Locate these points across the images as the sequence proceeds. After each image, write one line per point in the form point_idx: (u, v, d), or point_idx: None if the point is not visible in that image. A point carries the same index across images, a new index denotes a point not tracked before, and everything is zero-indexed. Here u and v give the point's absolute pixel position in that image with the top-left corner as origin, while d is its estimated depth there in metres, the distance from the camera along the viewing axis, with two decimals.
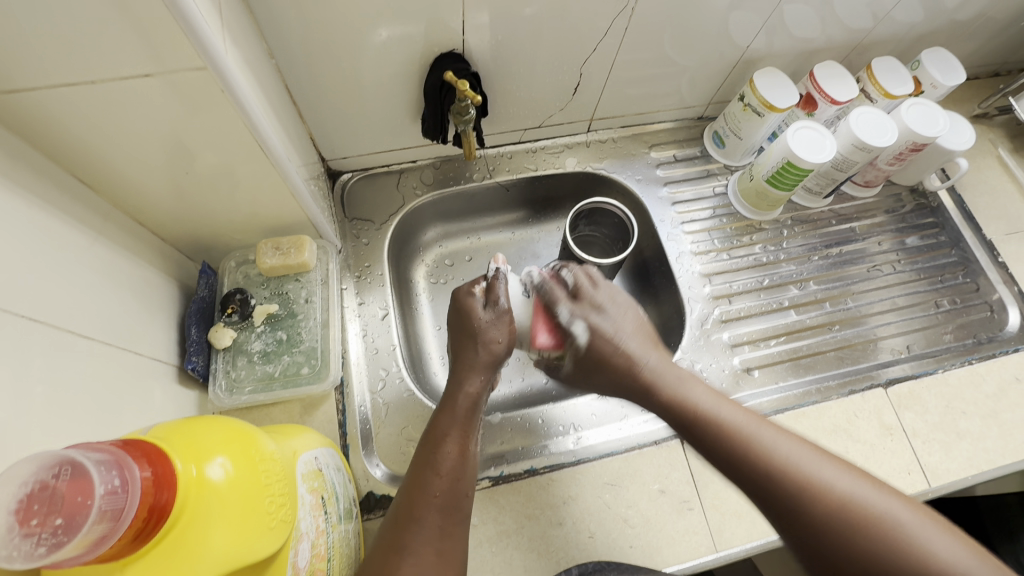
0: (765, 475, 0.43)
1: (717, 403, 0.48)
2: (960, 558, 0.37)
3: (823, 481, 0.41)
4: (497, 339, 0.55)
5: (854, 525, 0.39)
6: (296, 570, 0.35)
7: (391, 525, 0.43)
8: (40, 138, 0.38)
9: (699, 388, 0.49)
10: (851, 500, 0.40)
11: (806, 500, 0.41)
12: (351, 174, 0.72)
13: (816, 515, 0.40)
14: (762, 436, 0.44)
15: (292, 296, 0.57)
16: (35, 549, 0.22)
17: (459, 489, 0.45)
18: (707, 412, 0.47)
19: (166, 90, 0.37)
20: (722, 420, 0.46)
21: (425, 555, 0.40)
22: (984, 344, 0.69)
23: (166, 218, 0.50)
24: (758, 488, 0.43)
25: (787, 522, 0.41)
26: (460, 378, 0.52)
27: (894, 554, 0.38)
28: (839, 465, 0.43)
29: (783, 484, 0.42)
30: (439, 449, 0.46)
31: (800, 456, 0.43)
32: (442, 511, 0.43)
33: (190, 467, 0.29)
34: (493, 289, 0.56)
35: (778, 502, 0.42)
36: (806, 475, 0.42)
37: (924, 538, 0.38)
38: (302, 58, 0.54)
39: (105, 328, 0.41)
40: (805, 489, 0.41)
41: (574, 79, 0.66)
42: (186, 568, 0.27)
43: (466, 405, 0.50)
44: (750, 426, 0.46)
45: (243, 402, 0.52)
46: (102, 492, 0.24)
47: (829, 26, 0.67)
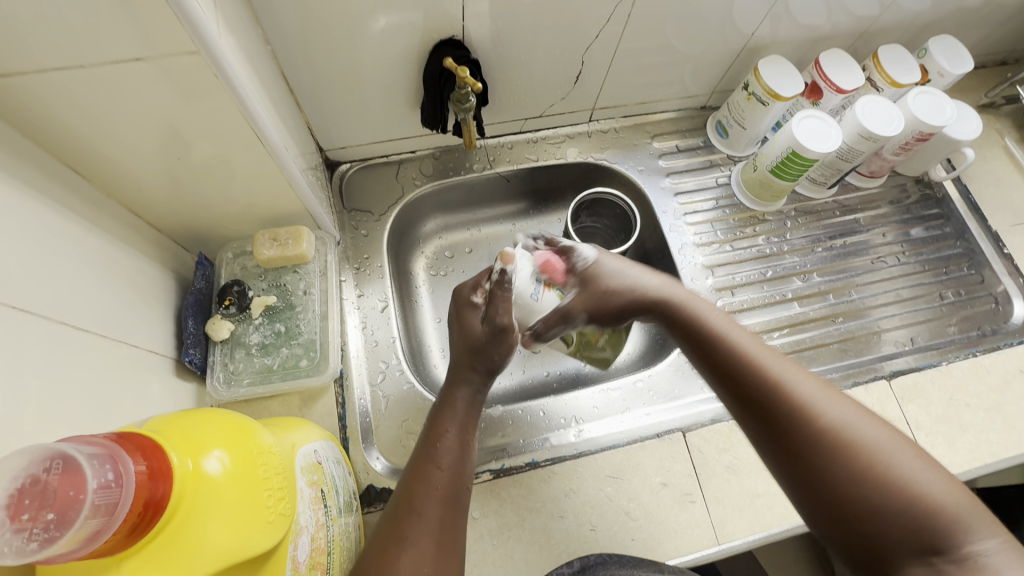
0: (759, 390, 0.43)
1: (726, 326, 0.48)
2: (952, 502, 0.36)
3: (817, 406, 0.41)
4: (495, 357, 0.51)
5: (843, 451, 0.39)
6: (296, 564, 0.34)
7: (391, 515, 0.42)
8: (30, 126, 0.37)
9: (714, 313, 0.50)
10: (847, 431, 0.39)
11: (796, 418, 0.41)
12: (349, 164, 0.71)
13: (801, 433, 0.40)
14: (766, 359, 0.44)
15: (290, 287, 0.57)
16: (26, 544, 0.22)
17: (459, 482, 0.44)
18: (713, 333, 0.48)
19: (158, 76, 0.36)
20: (727, 342, 0.47)
21: (423, 540, 0.40)
22: (988, 335, 0.68)
23: (162, 209, 0.49)
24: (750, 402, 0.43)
25: (774, 439, 0.42)
26: (456, 384, 0.51)
27: (877, 484, 0.37)
28: (842, 399, 0.42)
29: (776, 400, 0.42)
30: (439, 445, 0.45)
31: (799, 380, 0.43)
32: (443, 503, 0.42)
33: (186, 461, 0.28)
34: (503, 283, 0.50)
35: (768, 416, 0.42)
36: (799, 398, 0.41)
37: (916, 476, 0.37)
38: (299, 45, 0.53)
39: (100, 321, 0.41)
40: (796, 408, 0.41)
41: (576, 68, 0.65)
42: (183, 562, 0.27)
43: (464, 406, 0.49)
44: (757, 351, 0.45)
45: (242, 394, 0.52)
46: (95, 486, 0.24)
47: (836, 14, 0.66)
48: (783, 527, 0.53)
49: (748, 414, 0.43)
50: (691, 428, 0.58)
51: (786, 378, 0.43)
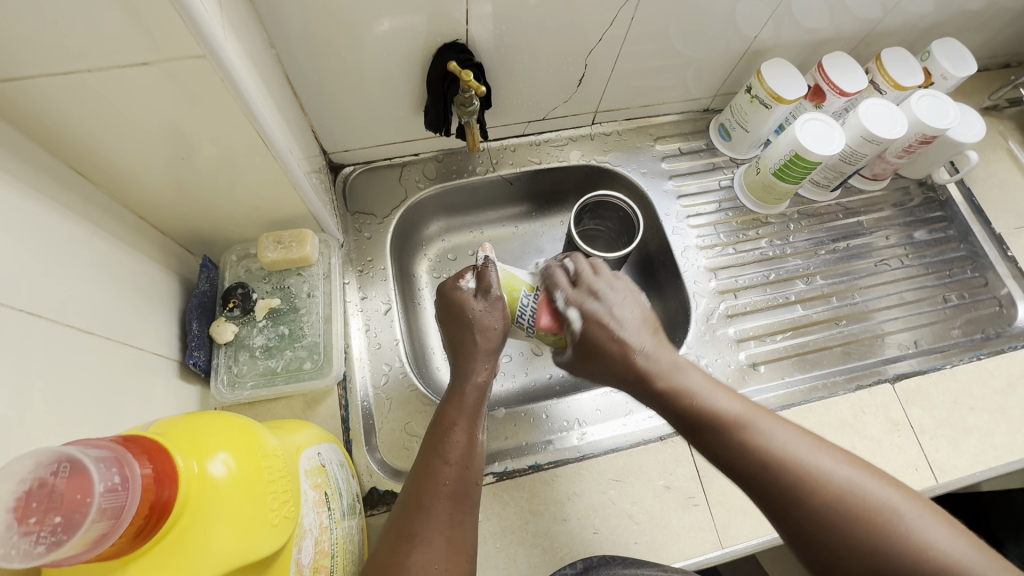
0: (761, 468, 0.41)
1: (716, 395, 0.46)
2: (961, 552, 0.37)
3: (821, 475, 0.40)
4: (493, 326, 0.54)
5: (852, 518, 0.38)
6: (300, 567, 0.34)
7: (399, 515, 0.42)
8: (35, 129, 0.37)
9: (700, 379, 0.48)
10: (852, 492, 0.39)
11: (803, 495, 0.40)
12: (352, 167, 0.71)
13: (811, 511, 0.39)
14: (760, 429, 0.43)
15: (293, 290, 0.57)
16: (33, 548, 0.22)
17: (469, 476, 0.44)
18: (708, 409, 0.45)
19: (164, 80, 0.37)
20: (720, 411, 0.45)
21: (436, 546, 0.40)
22: (992, 338, 0.68)
23: (166, 211, 0.49)
24: (755, 482, 0.42)
25: (784, 517, 0.41)
26: (465, 368, 0.52)
27: (890, 542, 0.37)
28: (839, 458, 0.41)
29: (782, 481, 0.41)
30: (447, 435, 0.46)
31: (800, 449, 0.42)
32: (451, 499, 0.42)
33: (191, 464, 0.28)
34: (483, 278, 0.55)
35: (775, 495, 0.41)
36: (804, 471, 0.40)
37: (923, 532, 0.38)
38: (304, 49, 0.53)
39: (105, 323, 0.41)
40: (802, 485, 0.40)
41: (578, 71, 0.65)
42: (188, 565, 0.27)
43: (472, 394, 0.50)
44: (748, 416, 0.44)
45: (245, 397, 0.52)
46: (102, 490, 0.24)
47: (838, 17, 0.66)
48: None
49: (752, 487, 0.42)
50: None
51: (789, 452, 0.41)
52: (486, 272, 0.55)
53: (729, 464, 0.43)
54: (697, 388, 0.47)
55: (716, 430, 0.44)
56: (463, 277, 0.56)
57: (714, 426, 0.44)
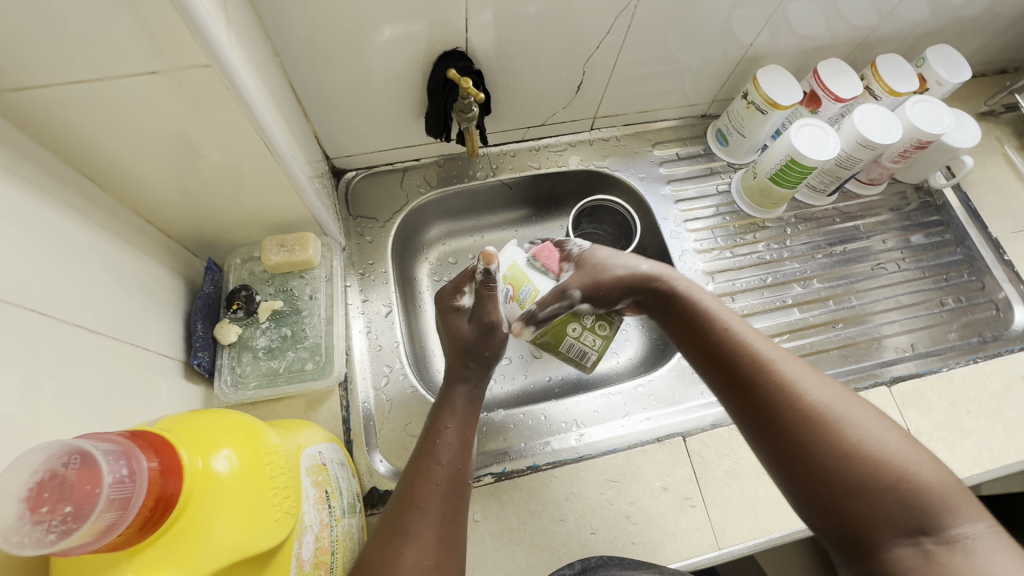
0: (747, 374, 0.44)
1: (719, 309, 0.49)
2: (941, 483, 0.37)
3: (799, 386, 0.42)
4: (484, 355, 0.53)
5: (827, 429, 0.39)
6: (300, 562, 0.35)
7: (395, 509, 0.43)
8: (47, 134, 0.39)
9: (708, 294, 0.50)
10: (832, 408, 0.40)
11: (777, 399, 0.42)
12: (355, 172, 0.73)
13: (787, 414, 0.41)
14: (753, 341, 0.45)
15: (296, 292, 0.58)
16: (45, 536, 0.23)
17: (460, 477, 0.45)
18: (705, 316, 0.48)
19: (173, 87, 0.38)
20: (724, 321, 0.48)
21: (428, 544, 0.41)
22: (989, 342, 0.68)
23: (173, 215, 0.51)
24: (737, 383, 0.44)
25: (757, 419, 0.43)
26: (454, 376, 0.53)
27: (862, 457, 0.38)
28: (829, 381, 0.43)
29: (760, 385, 0.43)
30: (442, 436, 0.47)
31: (786, 363, 0.43)
32: (444, 497, 0.43)
33: (196, 458, 0.29)
34: (483, 303, 0.53)
35: (752, 397, 0.43)
36: (784, 379, 0.42)
37: (903, 455, 0.38)
38: (308, 56, 0.54)
39: (112, 323, 0.42)
40: (781, 395, 0.42)
41: (577, 78, 0.67)
42: (193, 556, 0.27)
43: (462, 402, 0.51)
44: (746, 333, 0.46)
45: (248, 397, 0.53)
46: (110, 481, 0.25)
47: (833, 24, 0.67)
48: (783, 532, 0.54)
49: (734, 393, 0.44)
50: (691, 432, 0.59)
51: (776, 357, 0.44)
52: (489, 294, 0.52)
53: (715, 364, 0.46)
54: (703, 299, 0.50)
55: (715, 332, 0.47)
56: (459, 293, 0.56)
57: (710, 344, 0.47)
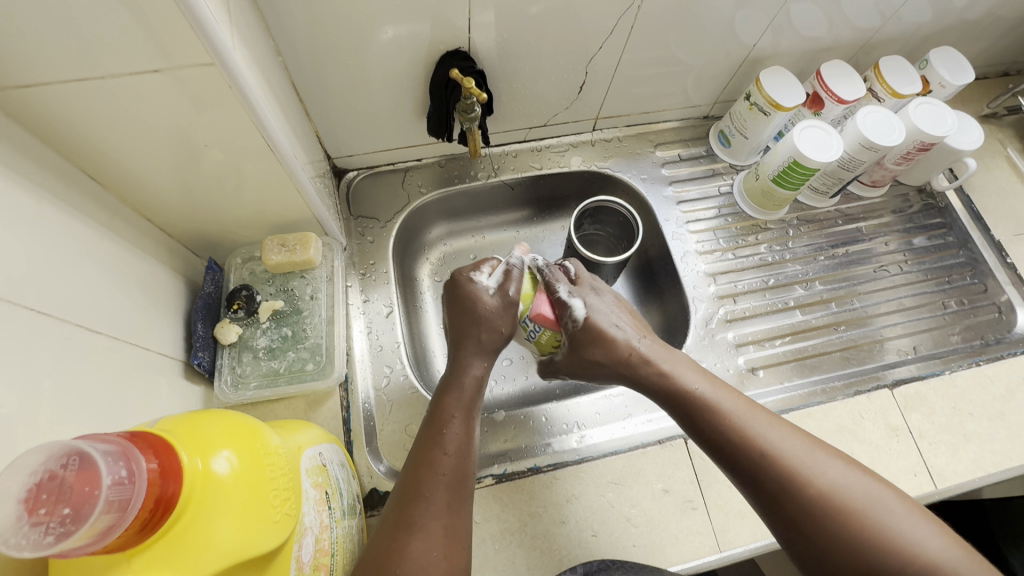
0: (752, 461, 0.45)
1: (713, 392, 0.49)
2: (945, 553, 0.40)
3: (807, 468, 0.43)
4: (500, 330, 0.53)
5: (836, 517, 0.42)
6: (300, 564, 0.35)
7: (401, 500, 0.43)
8: (48, 132, 0.38)
9: (695, 374, 0.51)
10: (839, 490, 0.42)
11: (791, 488, 0.43)
12: (356, 172, 0.72)
13: (801, 505, 0.42)
14: (753, 422, 0.46)
15: (297, 292, 0.57)
16: (42, 538, 0.22)
17: (466, 466, 0.45)
18: (701, 400, 0.49)
19: (174, 86, 0.38)
20: (717, 402, 0.48)
21: (436, 534, 0.41)
22: (992, 345, 0.68)
23: (174, 214, 0.50)
24: (746, 476, 0.45)
25: (767, 504, 0.44)
26: (464, 359, 0.52)
27: (875, 542, 0.41)
28: (830, 456, 0.45)
29: (767, 475, 0.44)
30: (447, 427, 0.47)
31: (787, 443, 0.45)
32: (448, 488, 0.43)
33: (196, 460, 0.29)
34: (508, 276, 0.54)
35: (767, 493, 0.44)
36: (791, 467, 0.44)
37: (909, 533, 0.41)
38: (309, 56, 0.54)
39: (112, 322, 0.42)
40: (795, 484, 0.43)
41: (579, 78, 0.66)
42: (191, 560, 0.27)
43: (469, 387, 0.50)
44: (740, 411, 0.47)
45: (248, 397, 0.53)
46: (109, 483, 0.24)
47: (836, 25, 0.67)
48: None
49: (753, 491, 0.45)
50: None
51: (777, 445, 0.45)
52: (513, 274, 0.54)
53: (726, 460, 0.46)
54: (695, 383, 0.50)
55: (715, 422, 0.47)
56: (476, 272, 0.55)
57: (712, 430, 0.47)
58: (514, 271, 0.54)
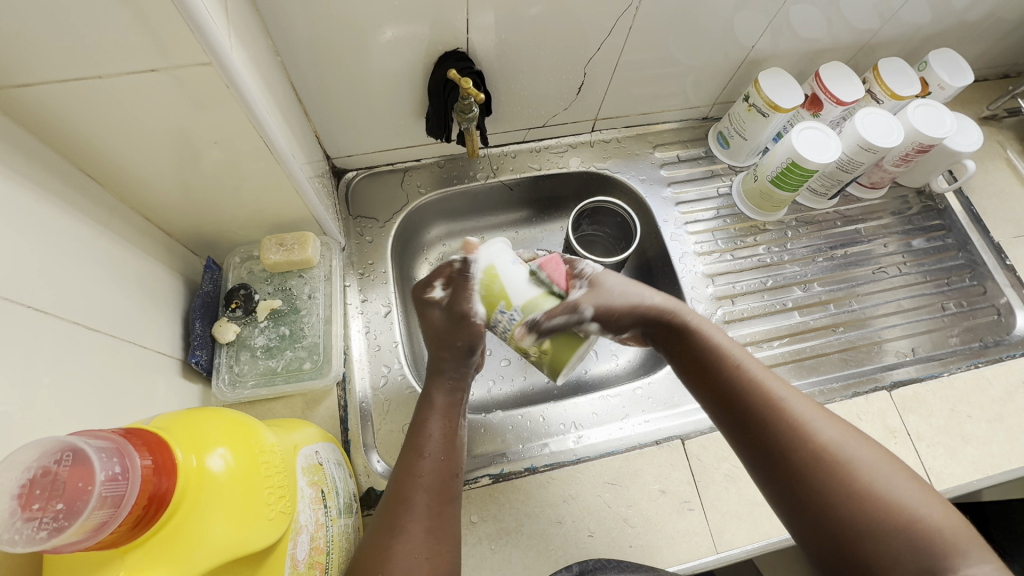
0: (752, 414, 0.42)
1: (731, 345, 0.46)
2: (947, 524, 0.36)
3: (814, 428, 0.40)
4: (459, 343, 0.49)
5: (835, 476, 0.38)
6: (295, 562, 0.35)
7: (387, 505, 0.43)
8: (46, 130, 0.38)
9: (717, 329, 0.47)
10: (839, 451, 0.39)
11: (791, 443, 0.40)
12: (355, 172, 0.72)
13: (806, 465, 0.39)
14: (767, 380, 0.43)
15: (295, 292, 0.57)
16: (36, 533, 0.22)
17: (446, 470, 0.45)
18: (716, 351, 0.45)
19: (173, 86, 0.38)
20: (728, 358, 0.45)
21: (419, 536, 0.41)
22: (991, 347, 0.68)
23: (173, 213, 0.51)
24: (750, 428, 0.42)
25: (765, 464, 0.41)
26: (433, 364, 0.51)
27: (870, 505, 0.37)
28: (841, 423, 0.41)
29: (772, 426, 0.41)
30: (425, 433, 0.46)
31: (798, 403, 0.41)
32: (430, 492, 0.43)
33: (190, 457, 0.29)
34: (465, 287, 0.48)
35: (763, 445, 0.41)
36: (795, 421, 0.40)
37: (904, 494, 0.37)
38: (309, 56, 0.54)
39: (110, 320, 0.42)
40: (799, 440, 0.40)
41: (578, 79, 0.67)
42: (184, 556, 0.27)
43: (445, 393, 0.49)
44: (757, 368, 0.44)
45: (246, 396, 0.53)
46: (103, 479, 0.24)
47: (835, 27, 0.67)
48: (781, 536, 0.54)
49: (747, 441, 0.42)
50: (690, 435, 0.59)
51: (787, 402, 0.42)
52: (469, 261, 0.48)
53: (726, 410, 0.43)
54: (716, 337, 0.46)
55: (722, 369, 0.44)
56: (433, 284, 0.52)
57: (716, 373, 0.45)
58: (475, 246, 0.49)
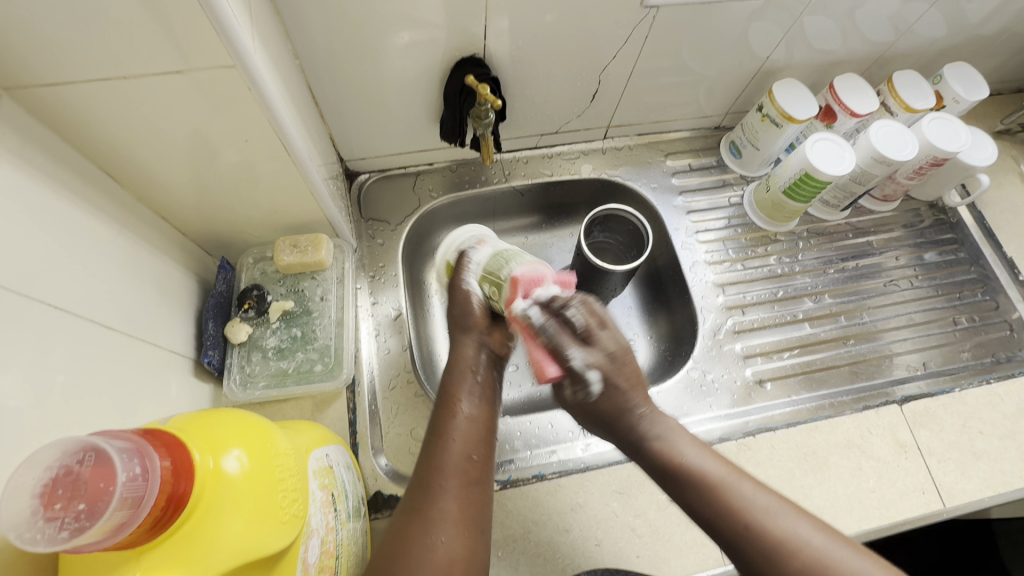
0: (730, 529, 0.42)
1: (699, 456, 0.46)
2: None
3: (793, 541, 0.40)
4: (471, 314, 0.53)
5: None
6: (306, 565, 0.35)
7: (412, 491, 0.43)
8: (68, 128, 0.39)
9: (688, 442, 0.48)
10: (820, 561, 0.39)
11: (775, 559, 0.40)
12: (368, 175, 0.73)
13: None
14: (740, 491, 0.43)
15: (307, 293, 0.57)
16: (57, 533, 0.22)
17: (467, 451, 0.44)
18: (682, 462, 0.46)
19: (195, 87, 0.38)
20: (702, 470, 0.45)
21: (440, 521, 0.40)
22: (1003, 363, 0.68)
23: (188, 212, 0.51)
24: (727, 543, 0.43)
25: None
26: (454, 343, 0.52)
27: None
28: (819, 526, 0.41)
29: (750, 540, 0.41)
30: (454, 408, 0.47)
31: (774, 512, 0.42)
32: (454, 476, 0.42)
33: (207, 458, 0.29)
34: (462, 267, 0.55)
35: (751, 558, 0.41)
36: (774, 535, 0.41)
37: None
38: (326, 60, 0.55)
39: (125, 318, 0.42)
40: (778, 551, 0.40)
41: (592, 87, 0.67)
42: (199, 558, 0.27)
43: (468, 365, 0.50)
44: (729, 478, 0.44)
45: (257, 397, 0.53)
46: (124, 479, 0.24)
47: (850, 38, 0.67)
48: None
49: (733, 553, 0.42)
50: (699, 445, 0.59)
51: (766, 516, 0.42)
52: (465, 265, 0.56)
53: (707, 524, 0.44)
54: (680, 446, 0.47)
55: (694, 489, 0.45)
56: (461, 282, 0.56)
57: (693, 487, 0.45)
58: (468, 258, 0.56)
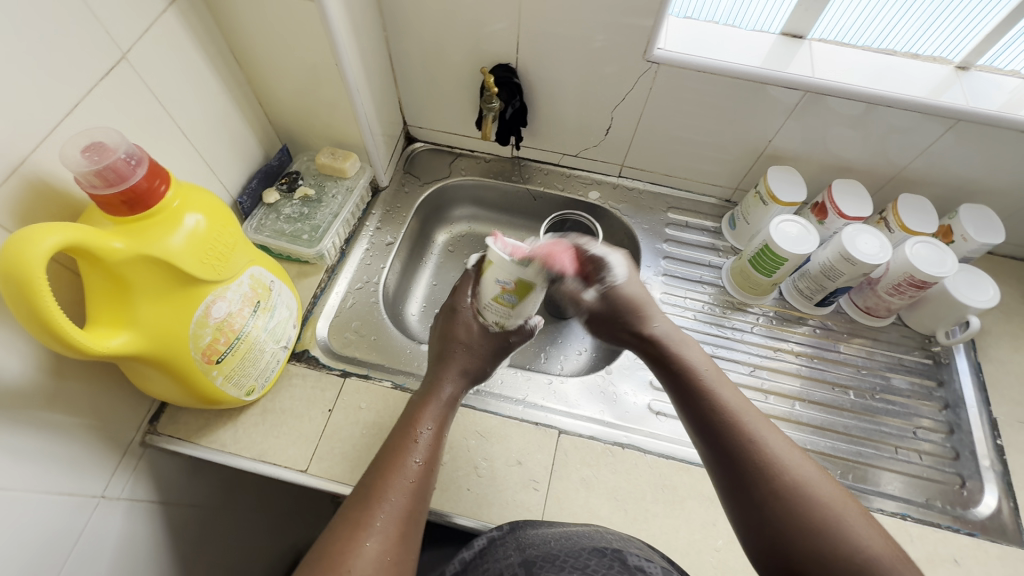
0: (728, 434, 0.47)
1: (717, 380, 0.51)
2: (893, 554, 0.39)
3: (781, 459, 0.44)
4: (466, 342, 0.58)
5: (807, 506, 0.42)
6: (207, 313, 0.49)
7: (360, 497, 0.45)
8: (219, 18, 0.60)
9: (702, 358, 0.54)
10: (803, 484, 0.43)
11: (761, 471, 0.44)
12: (422, 144, 0.92)
13: (772, 489, 0.43)
14: (748, 415, 0.48)
15: (326, 190, 0.75)
16: (80, 164, 0.40)
17: (429, 478, 0.48)
18: (704, 383, 0.51)
19: (292, 10, 0.58)
20: (719, 393, 0.50)
21: (386, 529, 0.43)
22: (935, 511, 0.62)
23: (276, 105, 0.72)
24: (720, 450, 0.47)
25: (740, 489, 0.45)
26: (436, 377, 0.56)
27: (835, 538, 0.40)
28: (809, 460, 0.45)
29: (745, 454, 0.45)
30: (416, 431, 0.51)
31: (768, 433, 0.46)
32: (410, 493, 0.46)
33: (175, 200, 0.46)
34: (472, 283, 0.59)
35: (735, 466, 0.45)
36: (767, 451, 0.45)
37: (860, 532, 0.40)
38: (405, 39, 0.74)
39: (199, 144, 0.61)
40: (744, 437, 0.46)
41: (607, 122, 0.79)
42: (142, 243, 0.43)
43: (438, 400, 0.54)
44: (740, 404, 0.49)
45: (257, 240, 0.70)
46: (122, 156, 0.42)
47: (856, 145, 0.71)
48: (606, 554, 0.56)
49: (724, 466, 0.46)
50: (568, 431, 0.64)
51: (760, 431, 0.46)
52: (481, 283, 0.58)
53: (706, 434, 0.48)
54: (695, 361, 0.53)
55: (703, 393, 0.50)
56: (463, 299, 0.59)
57: (704, 396, 0.50)
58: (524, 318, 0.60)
